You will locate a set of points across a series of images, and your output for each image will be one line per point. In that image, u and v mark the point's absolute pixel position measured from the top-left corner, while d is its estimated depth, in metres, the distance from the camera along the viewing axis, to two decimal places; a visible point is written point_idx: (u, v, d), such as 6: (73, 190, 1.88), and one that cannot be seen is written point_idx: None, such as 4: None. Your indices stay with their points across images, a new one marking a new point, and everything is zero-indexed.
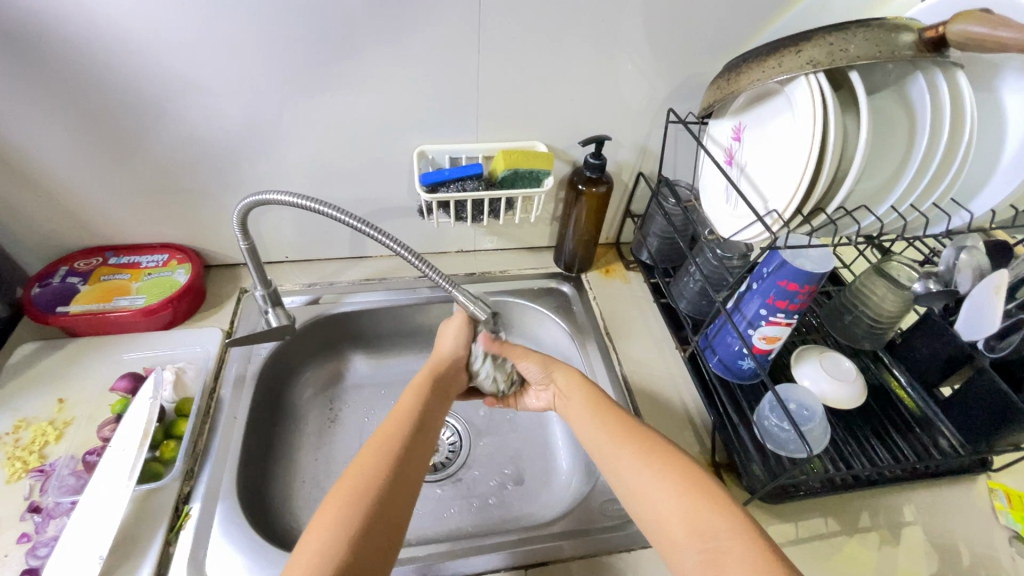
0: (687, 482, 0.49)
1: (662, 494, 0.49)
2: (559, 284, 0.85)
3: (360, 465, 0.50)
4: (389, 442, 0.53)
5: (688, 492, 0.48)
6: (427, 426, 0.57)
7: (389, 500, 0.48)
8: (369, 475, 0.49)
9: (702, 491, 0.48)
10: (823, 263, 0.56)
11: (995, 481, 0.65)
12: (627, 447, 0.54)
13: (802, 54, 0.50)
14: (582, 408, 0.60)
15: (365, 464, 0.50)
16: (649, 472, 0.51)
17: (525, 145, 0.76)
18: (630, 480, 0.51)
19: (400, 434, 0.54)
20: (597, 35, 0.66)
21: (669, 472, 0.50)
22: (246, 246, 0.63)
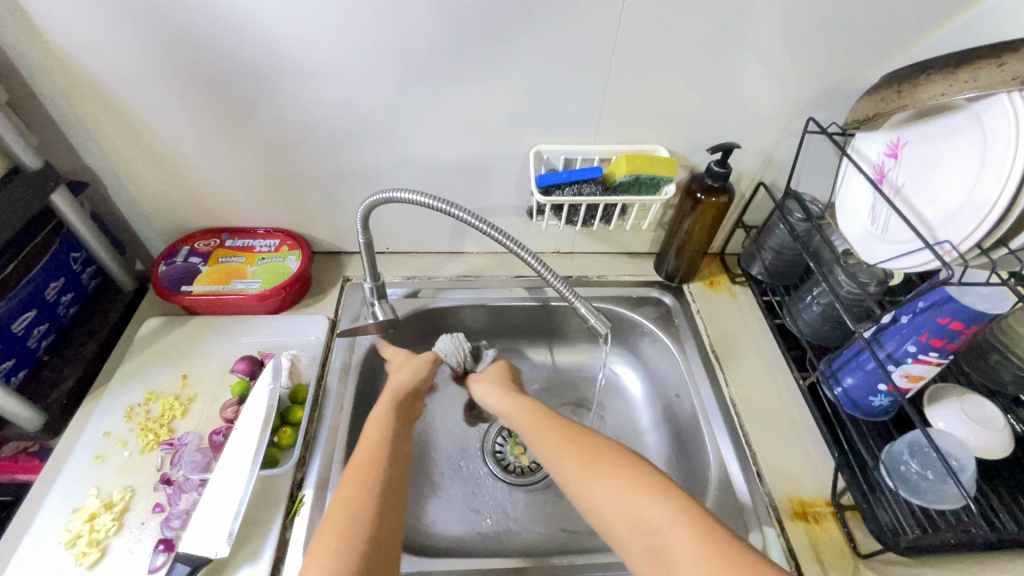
0: (627, 473, 0.51)
1: (604, 483, 0.50)
2: (660, 294, 0.82)
3: (350, 476, 0.51)
4: (365, 455, 0.53)
5: (630, 480, 0.50)
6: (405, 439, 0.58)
7: (383, 516, 0.48)
8: (363, 493, 0.49)
9: (640, 477, 0.50)
10: (996, 304, 0.50)
11: None
12: (568, 449, 0.55)
13: (1007, 68, 0.44)
14: (522, 412, 0.63)
15: (352, 478, 0.51)
16: (590, 472, 0.52)
17: (643, 149, 0.72)
18: (574, 477, 0.53)
19: (370, 445, 0.55)
20: (743, 34, 0.61)
21: (602, 463, 0.52)
22: (363, 239, 0.64)
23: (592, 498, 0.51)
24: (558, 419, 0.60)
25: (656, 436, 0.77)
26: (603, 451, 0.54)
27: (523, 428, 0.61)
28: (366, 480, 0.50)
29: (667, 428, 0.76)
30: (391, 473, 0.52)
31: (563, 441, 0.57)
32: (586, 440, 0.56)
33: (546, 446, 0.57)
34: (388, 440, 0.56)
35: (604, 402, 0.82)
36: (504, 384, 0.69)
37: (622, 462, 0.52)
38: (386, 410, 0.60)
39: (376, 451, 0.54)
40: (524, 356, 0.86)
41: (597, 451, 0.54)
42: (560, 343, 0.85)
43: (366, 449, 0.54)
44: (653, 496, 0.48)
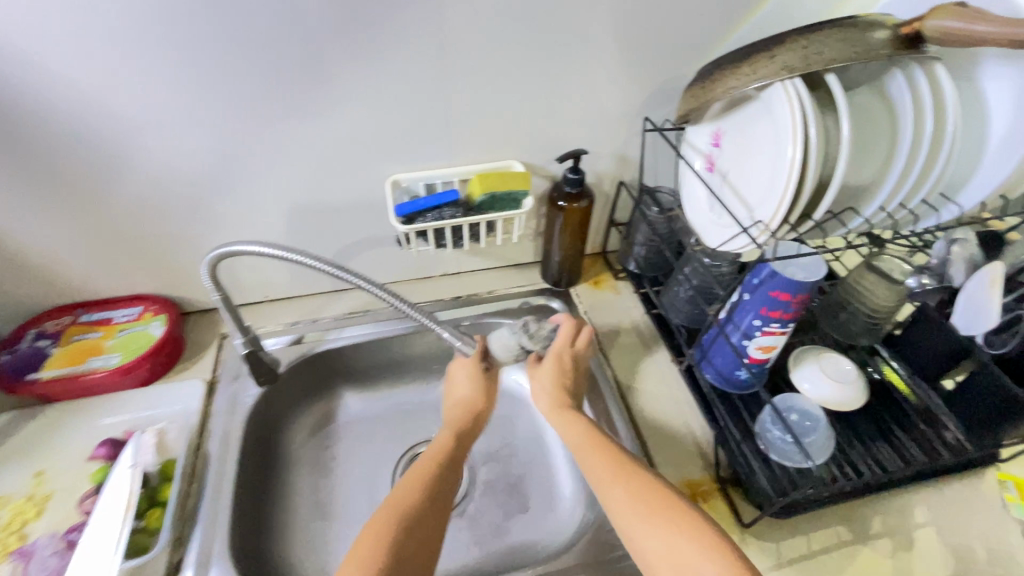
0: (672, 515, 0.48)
1: (618, 500, 0.51)
2: (549, 300, 0.83)
3: (432, 506, 0.53)
4: (418, 480, 0.55)
5: (677, 524, 0.47)
6: (463, 458, 0.61)
7: (416, 533, 0.50)
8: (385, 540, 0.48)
9: (690, 524, 0.47)
10: (815, 271, 0.54)
11: (1004, 472, 0.63)
12: (617, 483, 0.52)
13: (776, 59, 0.48)
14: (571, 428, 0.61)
15: (435, 510, 0.53)
16: (634, 509, 0.49)
17: (501, 165, 0.73)
18: (619, 512, 0.50)
19: (425, 471, 0.57)
20: (567, 46, 0.64)
21: (622, 480, 0.52)
22: (219, 296, 0.61)
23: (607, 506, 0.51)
24: (612, 447, 0.56)
25: (563, 442, 0.77)
26: (648, 488, 0.51)
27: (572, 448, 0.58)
28: (423, 507, 0.52)
29: None
30: (437, 493, 0.55)
31: (590, 452, 0.56)
32: (635, 474, 0.53)
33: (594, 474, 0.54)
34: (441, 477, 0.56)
35: (513, 416, 0.82)
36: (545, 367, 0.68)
37: (654, 488, 0.51)
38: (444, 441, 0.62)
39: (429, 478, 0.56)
40: (427, 384, 0.85)
41: (623, 467, 0.53)
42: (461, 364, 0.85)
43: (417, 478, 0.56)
44: (682, 529, 0.47)
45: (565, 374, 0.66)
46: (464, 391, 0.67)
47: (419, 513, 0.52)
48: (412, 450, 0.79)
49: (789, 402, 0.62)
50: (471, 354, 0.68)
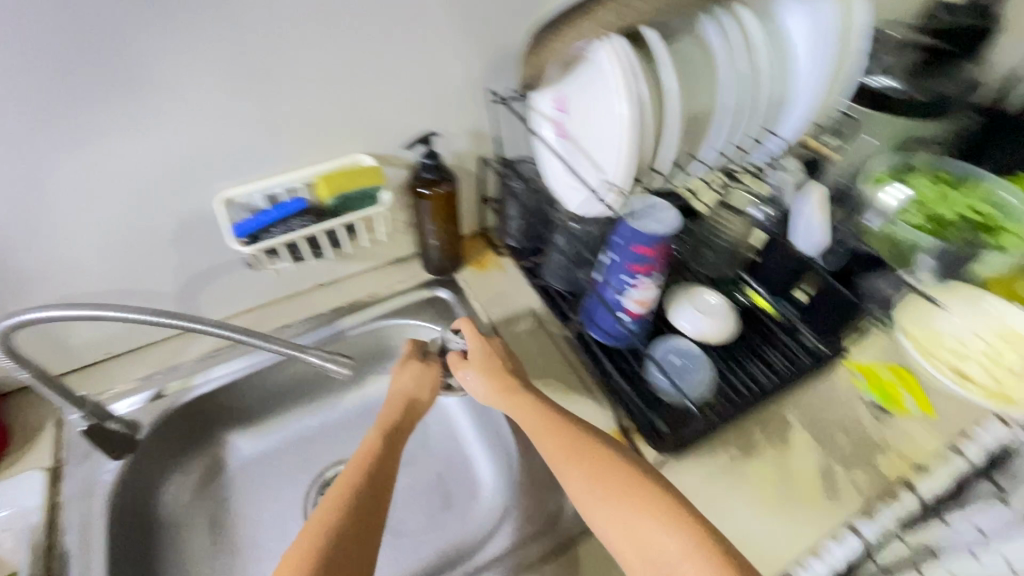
0: (645, 500, 0.49)
1: (609, 509, 0.50)
2: (435, 291, 0.80)
3: (368, 497, 0.54)
4: (357, 477, 0.55)
5: (648, 509, 0.48)
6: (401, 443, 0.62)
7: (359, 525, 0.51)
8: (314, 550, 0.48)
9: (659, 511, 0.48)
10: (668, 222, 0.56)
11: (850, 361, 0.71)
12: (584, 470, 0.52)
13: (594, 19, 0.49)
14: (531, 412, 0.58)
15: (372, 508, 0.53)
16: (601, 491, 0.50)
17: (348, 161, 0.66)
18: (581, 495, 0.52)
19: (360, 472, 0.56)
20: (386, 22, 0.58)
21: (624, 485, 0.50)
22: (29, 373, 0.52)
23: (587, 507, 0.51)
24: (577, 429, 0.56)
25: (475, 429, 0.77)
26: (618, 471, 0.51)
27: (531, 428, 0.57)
28: (365, 499, 0.53)
29: (479, 419, 0.76)
30: (367, 503, 0.53)
31: (571, 447, 0.54)
32: (599, 454, 0.53)
33: (554, 455, 0.54)
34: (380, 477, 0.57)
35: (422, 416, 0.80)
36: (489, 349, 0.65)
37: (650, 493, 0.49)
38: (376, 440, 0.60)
39: (369, 478, 0.56)
40: (325, 404, 0.79)
41: (619, 474, 0.51)
42: (357, 374, 0.80)
43: (351, 474, 0.55)
44: (679, 556, 0.45)
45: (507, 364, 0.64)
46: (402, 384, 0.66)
47: (366, 513, 0.52)
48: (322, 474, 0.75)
49: (682, 358, 0.66)
50: (347, 374, 0.62)
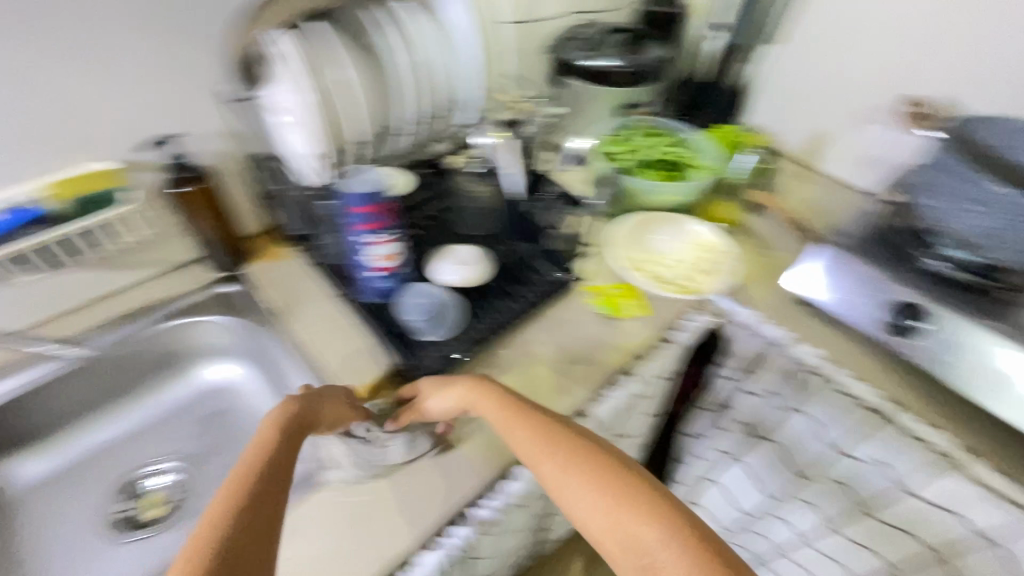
0: (619, 479, 0.47)
1: (585, 496, 0.47)
2: (223, 287, 0.83)
3: (270, 513, 0.43)
4: (266, 489, 0.45)
5: (636, 499, 0.45)
6: (290, 469, 0.50)
7: (247, 534, 0.40)
8: (236, 501, 0.43)
9: (654, 504, 0.44)
10: (375, 185, 0.68)
11: (587, 286, 0.87)
12: (569, 467, 0.49)
13: (275, 10, 0.68)
14: (502, 403, 0.59)
15: (269, 520, 0.42)
16: (583, 475, 0.48)
17: (86, 168, 0.69)
18: (556, 481, 0.49)
19: (268, 502, 0.44)
20: (88, 33, 0.62)
21: (620, 498, 0.45)
22: None
23: (556, 493, 0.49)
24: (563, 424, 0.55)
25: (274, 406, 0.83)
26: (598, 458, 0.49)
27: (497, 418, 0.57)
28: (258, 505, 0.43)
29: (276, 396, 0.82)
30: (282, 464, 0.49)
31: (539, 441, 0.53)
32: (579, 441, 0.51)
33: (533, 447, 0.53)
34: (282, 458, 0.51)
35: (227, 406, 0.85)
36: (487, 385, 0.61)
37: (632, 487, 0.46)
38: (284, 454, 0.51)
39: (262, 491, 0.45)
40: (124, 412, 0.82)
41: (626, 493, 0.46)
42: (153, 379, 0.84)
43: (253, 488, 0.44)
44: (690, 555, 0.40)
45: (494, 398, 0.59)
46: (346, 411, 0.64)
47: (262, 508, 0.43)
48: (122, 479, 0.78)
49: (425, 309, 0.77)
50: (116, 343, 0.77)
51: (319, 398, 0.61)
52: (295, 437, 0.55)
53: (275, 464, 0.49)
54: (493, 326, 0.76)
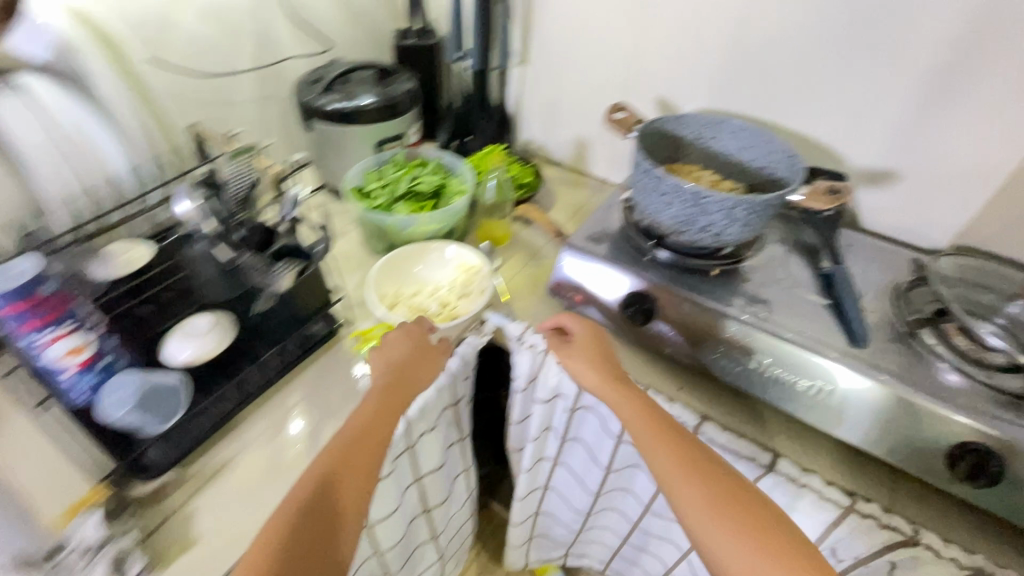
0: (735, 498, 0.62)
1: (667, 457, 0.66)
2: None
3: (341, 507, 0.61)
4: (345, 490, 0.62)
5: (746, 528, 0.60)
6: (385, 428, 0.68)
7: (310, 520, 0.58)
8: (297, 521, 0.57)
9: (757, 513, 0.61)
10: (19, 277, 0.56)
11: (356, 330, 0.85)
12: (692, 482, 0.64)
13: None
14: (618, 394, 0.72)
15: (348, 507, 0.62)
16: (716, 511, 0.61)
17: None
18: (704, 513, 0.61)
19: (345, 487, 0.62)
20: None
21: (705, 480, 0.64)
22: None
23: (640, 435, 0.69)
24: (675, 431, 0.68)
25: None
26: (717, 475, 0.64)
27: (643, 429, 0.69)
28: (343, 491, 0.62)
29: None
30: (359, 484, 0.64)
31: (678, 464, 0.65)
32: (698, 458, 0.66)
33: (672, 466, 0.65)
34: (369, 477, 0.65)
35: None
36: (602, 341, 0.80)
37: (721, 479, 0.64)
38: (383, 434, 0.68)
39: (341, 481, 0.62)
40: None
41: (704, 473, 0.64)
42: None
43: (335, 484, 0.61)
44: (753, 531, 0.59)
45: (610, 352, 0.79)
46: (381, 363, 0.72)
47: (329, 507, 0.60)
48: None
49: (128, 401, 0.66)
50: None
51: (397, 360, 0.72)
52: (390, 396, 0.70)
53: (357, 487, 0.63)
54: (236, 396, 0.74)
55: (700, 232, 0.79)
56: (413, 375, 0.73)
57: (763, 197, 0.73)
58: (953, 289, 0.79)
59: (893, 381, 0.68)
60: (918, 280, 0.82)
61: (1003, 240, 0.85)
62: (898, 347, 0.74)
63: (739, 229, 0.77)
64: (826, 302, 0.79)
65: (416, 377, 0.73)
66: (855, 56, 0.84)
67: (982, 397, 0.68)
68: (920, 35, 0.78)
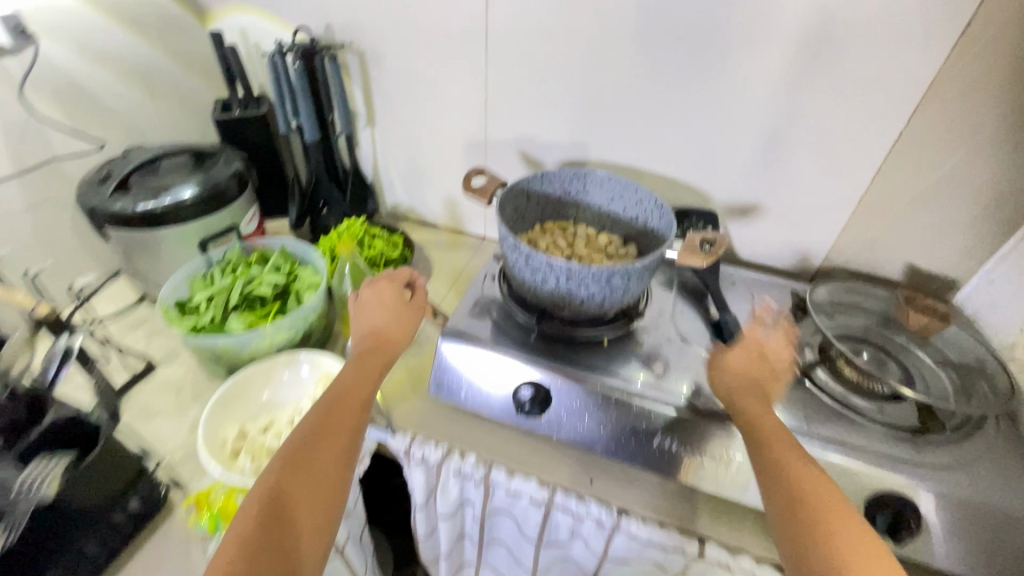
0: (853, 524, 0.50)
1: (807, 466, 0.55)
2: None
3: (314, 495, 0.55)
4: (317, 470, 0.56)
5: (863, 556, 0.48)
6: (354, 419, 0.62)
7: (277, 518, 0.52)
8: (259, 527, 0.51)
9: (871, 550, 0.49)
10: None
11: (188, 496, 0.67)
12: (817, 494, 0.52)
13: None
14: (744, 396, 0.63)
15: (306, 501, 0.54)
16: (830, 527, 0.50)
17: None
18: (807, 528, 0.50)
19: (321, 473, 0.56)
20: None
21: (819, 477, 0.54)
22: None
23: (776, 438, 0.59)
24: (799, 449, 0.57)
25: None
26: (840, 506, 0.51)
27: (755, 435, 0.59)
28: (311, 476, 0.56)
29: None
30: (337, 464, 0.58)
31: (798, 465, 0.55)
32: (821, 481, 0.54)
33: (789, 465, 0.55)
34: (345, 461, 0.59)
35: None
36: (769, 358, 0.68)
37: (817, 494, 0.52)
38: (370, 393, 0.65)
39: (314, 461, 0.57)
40: None
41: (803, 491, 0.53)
42: None
43: (304, 463, 0.56)
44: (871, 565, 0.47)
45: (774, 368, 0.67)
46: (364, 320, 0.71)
47: (283, 503, 0.53)
48: None
49: None
50: None
51: (379, 325, 0.70)
52: (364, 359, 0.68)
53: (333, 458, 0.58)
54: None
55: (581, 304, 0.71)
56: (401, 329, 0.71)
57: (638, 265, 0.66)
58: (832, 316, 0.80)
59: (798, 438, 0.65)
60: (799, 308, 0.84)
61: (868, 258, 0.87)
62: (798, 394, 0.71)
63: (620, 296, 0.70)
64: None
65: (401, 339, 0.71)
66: (700, 97, 0.82)
67: (882, 436, 0.66)
68: (751, 77, 0.78)
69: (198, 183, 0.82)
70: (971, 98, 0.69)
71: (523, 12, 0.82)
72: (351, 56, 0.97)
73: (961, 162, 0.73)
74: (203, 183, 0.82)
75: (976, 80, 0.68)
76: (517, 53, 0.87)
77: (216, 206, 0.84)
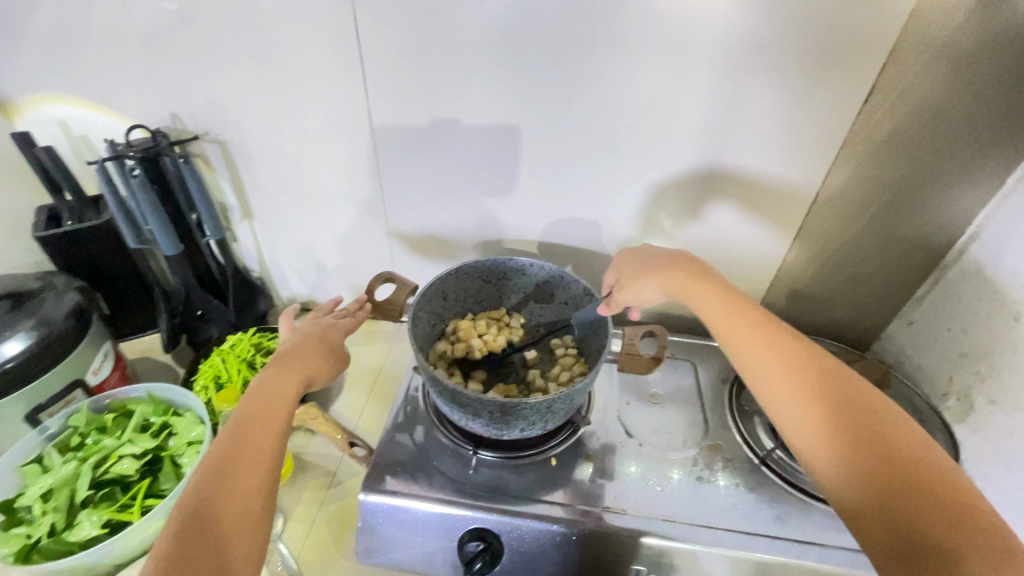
0: (847, 417, 0.48)
1: (765, 353, 0.54)
2: None
3: (243, 485, 0.49)
4: (252, 461, 0.50)
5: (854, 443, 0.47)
6: (291, 408, 0.57)
7: (216, 513, 0.46)
8: (199, 524, 0.45)
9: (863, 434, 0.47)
10: None
11: None
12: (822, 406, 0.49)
13: None
14: (701, 296, 0.61)
15: (240, 496, 0.48)
16: (824, 419, 0.48)
17: None
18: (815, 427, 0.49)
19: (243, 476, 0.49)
20: None
21: (807, 388, 0.51)
22: None
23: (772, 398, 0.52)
24: (788, 339, 0.55)
25: None
26: (837, 396, 0.50)
27: (723, 329, 0.58)
28: (242, 464, 0.50)
29: None
30: (271, 458, 0.52)
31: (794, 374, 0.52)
32: (815, 370, 0.52)
33: (783, 376, 0.52)
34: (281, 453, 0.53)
35: None
36: (705, 269, 0.64)
37: (880, 424, 0.47)
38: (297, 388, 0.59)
39: (238, 461, 0.50)
40: None
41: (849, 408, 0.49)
42: None
43: (239, 460, 0.50)
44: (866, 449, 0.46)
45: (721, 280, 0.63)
46: (292, 336, 0.68)
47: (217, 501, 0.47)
48: None
49: None
50: None
51: (305, 338, 0.67)
52: (297, 360, 0.62)
53: (271, 451, 0.52)
54: None
55: (521, 431, 0.64)
56: (321, 338, 0.67)
57: (578, 389, 0.60)
58: None
59: (768, 543, 0.61)
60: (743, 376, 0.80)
61: (796, 311, 0.88)
62: (764, 482, 0.67)
63: (563, 416, 0.64)
64: (681, 452, 0.70)
65: (326, 351, 0.66)
66: (611, 172, 0.78)
67: None
68: (661, 152, 0.74)
69: (28, 336, 0.64)
70: (870, 162, 0.70)
71: (408, 89, 0.73)
72: (211, 145, 0.82)
73: (869, 215, 0.74)
74: (37, 333, 0.65)
75: (877, 142, 0.68)
76: (409, 132, 0.77)
77: (55, 359, 0.67)
